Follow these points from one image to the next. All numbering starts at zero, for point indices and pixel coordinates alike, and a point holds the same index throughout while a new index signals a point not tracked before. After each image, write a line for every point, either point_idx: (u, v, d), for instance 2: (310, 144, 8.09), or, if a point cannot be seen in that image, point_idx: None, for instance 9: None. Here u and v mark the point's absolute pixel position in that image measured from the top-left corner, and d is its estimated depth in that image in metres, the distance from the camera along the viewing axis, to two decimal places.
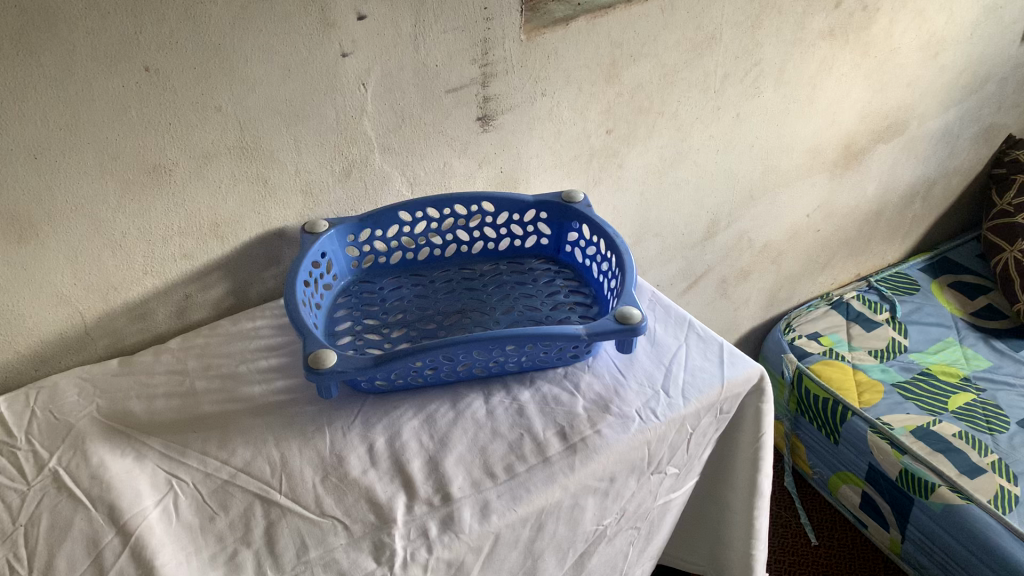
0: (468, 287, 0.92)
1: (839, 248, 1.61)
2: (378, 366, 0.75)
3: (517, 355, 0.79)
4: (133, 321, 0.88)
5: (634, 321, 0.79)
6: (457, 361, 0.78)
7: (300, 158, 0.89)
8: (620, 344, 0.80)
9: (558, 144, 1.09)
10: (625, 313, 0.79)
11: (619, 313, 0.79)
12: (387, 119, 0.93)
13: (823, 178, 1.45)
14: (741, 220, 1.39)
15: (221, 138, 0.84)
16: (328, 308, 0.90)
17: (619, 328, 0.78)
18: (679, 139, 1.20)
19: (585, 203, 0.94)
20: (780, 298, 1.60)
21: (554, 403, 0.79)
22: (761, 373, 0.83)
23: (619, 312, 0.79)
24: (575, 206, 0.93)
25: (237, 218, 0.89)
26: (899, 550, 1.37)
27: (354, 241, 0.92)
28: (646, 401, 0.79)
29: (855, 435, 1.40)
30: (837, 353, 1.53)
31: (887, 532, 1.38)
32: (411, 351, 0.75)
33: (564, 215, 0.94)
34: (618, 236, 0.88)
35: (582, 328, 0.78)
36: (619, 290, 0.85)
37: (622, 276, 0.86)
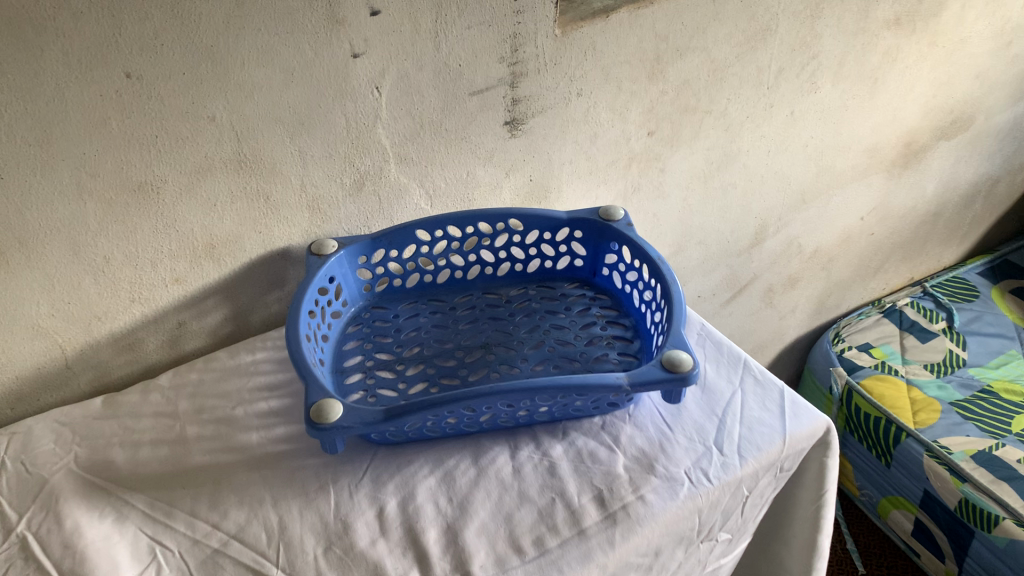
0: (492, 316, 0.82)
1: (893, 251, 1.49)
2: (390, 420, 0.65)
3: (549, 405, 0.69)
4: (119, 353, 0.79)
5: (685, 368, 0.68)
6: (479, 412, 0.68)
7: (306, 171, 0.79)
8: (667, 393, 0.70)
9: (594, 148, 0.98)
10: (673, 358, 0.69)
11: (666, 358, 0.69)
12: (404, 125, 0.82)
13: (880, 178, 1.33)
14: (791, 225, 1.28)
15: (215, 151, 0.74)
16: (336, 340, 0.80)
17: (667, 377, 0.68)
18: (728, 140, 1.09)
19: (626, 221, 0.83)
20: (829, 305, 1.48)
21: (591, 462, 0.69)
22: (826, 425, 0.73)
23: (666, 357, 0.69)
24: (614, 225, 0.82)
25: (235, 238, 0.79)
26: None
27: (366, 263, 0.83)
28: (696, 460, 0.69)
29: (909, 458, 1.29)
30: (889, 367, 1.41)
31: (942, 563, 1.28)
32: (428, 403, 0.66)
33: (601, 234, 0.84)
34: (663, 262, 0.78)
35: (623, 376, 0.68)
36: (664, 325, 0.75)
37: (668, 310, 0.75)
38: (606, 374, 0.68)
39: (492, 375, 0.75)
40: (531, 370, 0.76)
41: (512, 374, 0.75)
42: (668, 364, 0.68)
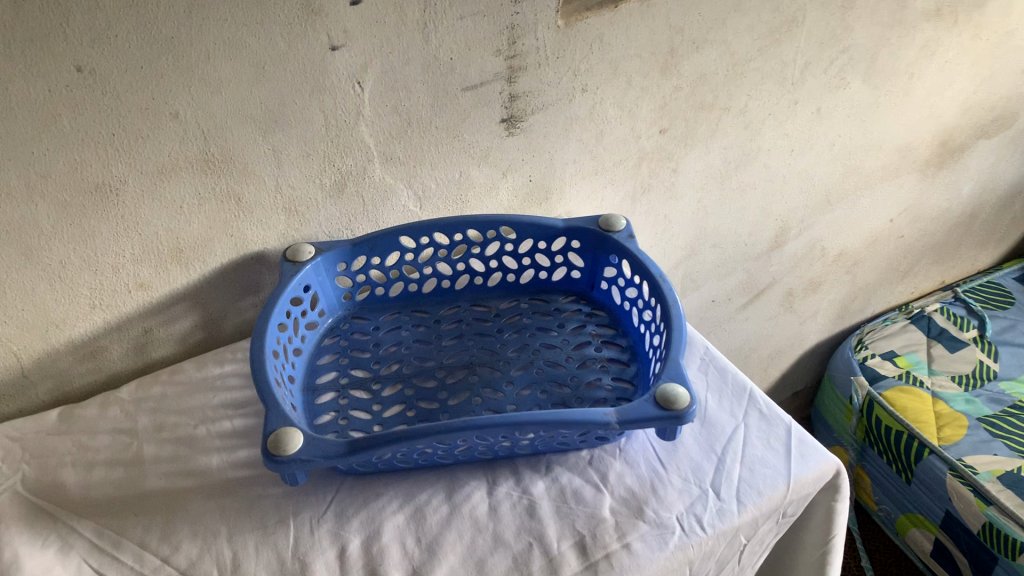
0: (479, 332, 0.76)
1: (924, 253, 1.41)
2: (355, 454, 0.60)
3: (530, 438, 0.63)
4: (80, 361, 0.75)
5: (682, 405, 0.62)
6: (453, 446, 0.62)
7: (281, 172, 0.74)
8: (660, 430, 0.63)
9: (601, 147, 0.91)
10: (668, 393, 0.63)
11: (660, 392, 0.63)
12: (389, 123, 0.76)
13: (912, 179, 1.25)
14: (814, 227, 1.20)
15: (180, 151, 0.68)
16: (310, 354, 0.75)
17: (661, 415, 0.62)
18: (748, 138, 1.01)
19: (627, 232, 0.77)
20: (852, 310, 1.40)
21: (574, 502, 0.63)
22: (836, 467, 0.66)
23: (660, 391, 0.63)
24: (614, 237, 0.76)
25: (203, 242, 0.74)
26: None
27: (345, 270, 0.77)
28: (689, 504, 0.63)
29: (931, 476, 1.22)
30: (915, 378, 1.34)
31: None
32: (396, 436, 0.60)
33: (600, 245, 0.77)
34: (664, 280, 0.72)
35: (612, 412, 0.61)
36: (661, 352, 0.69)
37: (668, 334, 0.69)
38: (592, 408, 0.62)
39: (473, 400, 0.70)
40: (515, 395, 0.70)
41: (496, 400, 0.70)
42: (662, 399, 0.62)
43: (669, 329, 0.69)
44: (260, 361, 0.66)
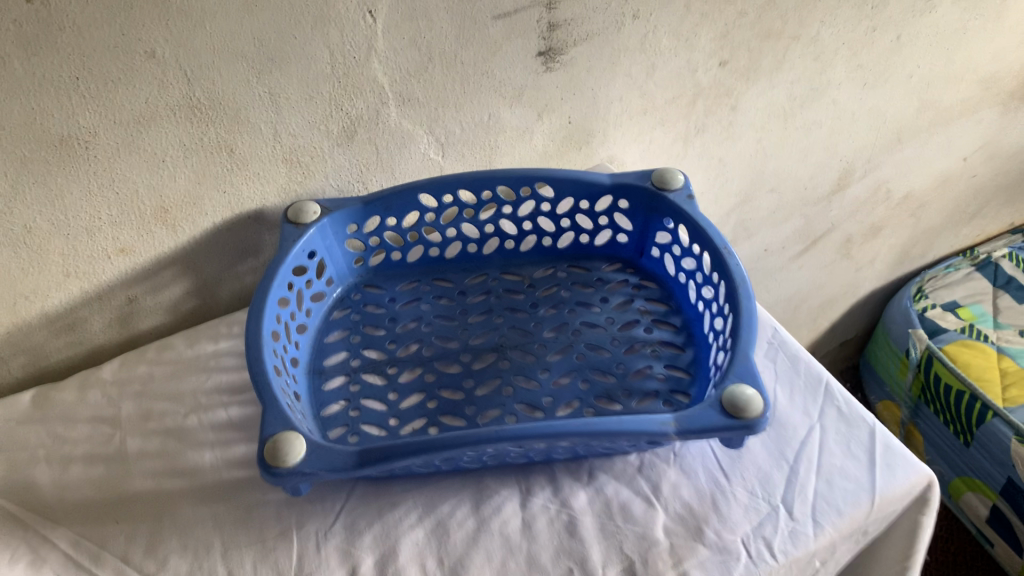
0: (511, 306, 0.66)
1: (995, 194, 1.28)
2: (365, 466, 0.51)
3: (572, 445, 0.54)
4: (57, 334, 0.66)
5: (753, 413, 0.52)
6: (480, 456, 0.53)
7: (280, 118, 0.63)
8: (725, 439, 0.54)
9: (651, 83, 0.79)
10: (736, 396, 0.53)
11: (727, 395, 0.53)
12: (406, 59, 0.64)
13: (993, 113, 1.11)
14: (881, 168, 1.08)
15: (159, 96, 0.57)
16: (316, 330, 0.65)
17: (728, 424, 0.52)
18: (817, 71, 0.88)
19: (686, 191, 0.66)
20: (913, 255, 1.29)
21: (622, 519, 0.54)
22: (928, 479, 0.57)
23: (727, 394, 0.53)
24: (670, 196, 0.65)
25: (191, 201, 0.64)
26: None
27: (357, 232, 0.67)
28: (757, 525, 0.54)
29: (993, 441, 1.11)
30: (978, 332, 1.22)
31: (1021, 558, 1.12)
32: (414, 447, 0.50)
33: (652, 206, 0.67)
34: (730, 251, 0.61)
35: (669, 421, 0.52)
36: (725, 339, 0.59)
37: (733, 318, 0.58)
38: (646, 415, 0.52)
39: (503, 391, 0.60)
40: (553, 384, 0.60)
41: (531, 391, 0.60)
42: (729, 405, 0.52)
43: (735, 312, 0.58)
44: (256, 345, 0.56)
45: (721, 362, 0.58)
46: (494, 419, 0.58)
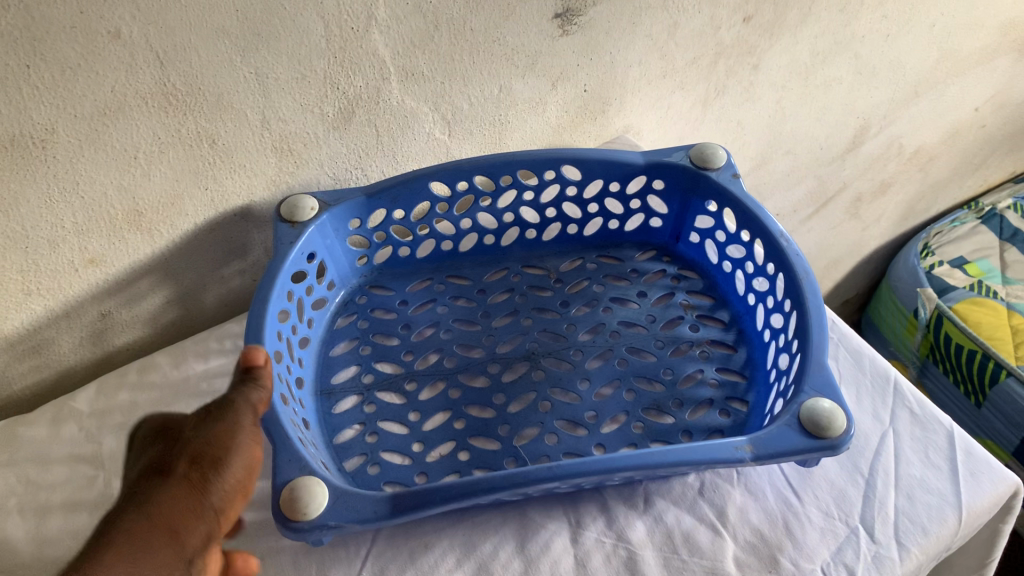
0: (539, 306, 0.60)
1: (1001, 143, 1.23)
2: (399, 515, 0.43)
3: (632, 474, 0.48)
4: (21, 359, 0.56)
5: (837, 429, 0.45)
6: (529, 492, 0.46)
7: (268, 103, 0.54)
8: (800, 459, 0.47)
9: (672, 44, 0.71)
10: (814, 411, 0.46)
11: (803, 410, 0.46)
12: (411, 28, 0.56)
13: (1009, 60, 1.05)
14: (895, 123, 1.02)
15: (127, 82, 0.48)
16: (320, 342, 0.57)
17: (811, 446, 0.45)
18: (842, 23, 0.81)
19: (730, 169, 0.60)
20: (917, 210, 1.24)
21: (687, 552, 0.48)
22: (1014, 487, 0.52)
23: (805, 408, 0.46)
24: (712, 176, 0.59)
25: (169, 201, 0.55)
26: None
27: (360, 228, 0.59)
28: (837, 550, 0.48)
29: (1007, 400, 1.05)
30: (988, 289, 1.17)
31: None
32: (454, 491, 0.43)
33: (691, 187, 0.61)
34: (787, 239, 0.54)
35: (744, 445, 0.45)
36: (788, 340, 0.52)
37: (796, 315, 0.52)
38: (716, 439, 0.45)
39: (540, 407, 0.53)
40: (595, 396, 0.54)
41: (572, 405, 0.53)
42: (810, 423, 0.45)
43: (798, 309, 0.52)
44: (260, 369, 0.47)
45: (785, 366, 0.52)
46: (531, 441, 0.51)
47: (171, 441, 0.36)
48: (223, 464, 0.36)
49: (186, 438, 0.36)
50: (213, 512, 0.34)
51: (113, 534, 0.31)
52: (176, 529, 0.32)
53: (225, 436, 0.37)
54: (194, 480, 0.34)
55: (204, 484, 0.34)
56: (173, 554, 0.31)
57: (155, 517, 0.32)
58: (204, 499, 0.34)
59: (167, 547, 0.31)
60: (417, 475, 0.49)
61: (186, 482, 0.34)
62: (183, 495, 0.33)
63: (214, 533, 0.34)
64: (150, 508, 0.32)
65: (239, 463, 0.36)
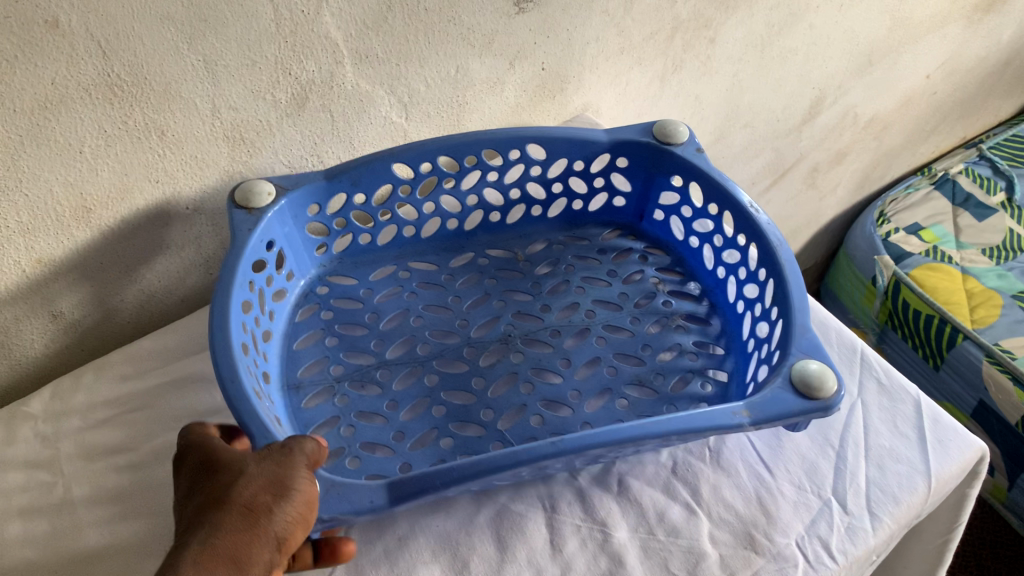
0: (510, 288, 0.60)
1: (952, 110, 1.24)
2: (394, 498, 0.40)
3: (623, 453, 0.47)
4: None
5: (829, 390, 0.45)
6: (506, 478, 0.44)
7: (218, 91, 0.52)
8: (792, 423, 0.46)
9: (629, 19, 0.70)
10: (805, 372, 0.45)
11: (795, 372, 0.45)
12: (363, 8, 0.54)
13: (958, 27, 1.06)
14: (850, 93, 1.02)
15: (69, 74, 0.46)
16: (283, 336, 0.56)
17: (805, 408, 0.44)
18: None
19: (693, 144, 0.60)
20: (873, 178, 1.26)
21: (664, 533, 0.48)
22: (980, 452, 0.52)
23: (797, 370, 0.45)
24: (677, 151, 0.59)
25: (118, 196, 0.53)
26: (1003, 499, 1.06)
27: (318, 214, 0.58)
28: (811, 523, 0.48)
29: (964, 363, 1.07)
30: (942, 254, 1.20)
31: (990, 475, 1.08)
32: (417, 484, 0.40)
33: (655, 164, 0.61)
34: (756, 209, 0.56)
35: (741, 410, 0.44)
36: (765, 308, 0.54)
37: (774, 283, 0.53)
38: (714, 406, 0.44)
39: (522, 388, 0.53)
40: (575, 377, 0.54)
41: (554, 386, 0.53)
42: (802, 384, 0.45)
43: (775, 276, 0.52)
44: (226, 360, 0.45)
45: (764, 335, 0.53)
46: (517, 424, 0.50)
47: (237, 469, 0.38)
48: (284, 498, 0.37)
49: (250, 471, 0.37)
50: (275, 541, 0.36)
51: (178, 565, 0.33)
52: (236, 559, 0.34)
53: (289, 474, 0.37)
54: (258, 510, 0.36)
55: (266, 515, 0.36)
56: None
57: (214, 550, 0.34)
58: (267, 529, 0.35)
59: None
60: (399, 466, 0.48)
61: (246, 513, 0.36)
62: (241, 529, 0.35)
63: (276, 559, 0.36)
64: (212, 541, 0.34)
65: (300, 498, 0.37)
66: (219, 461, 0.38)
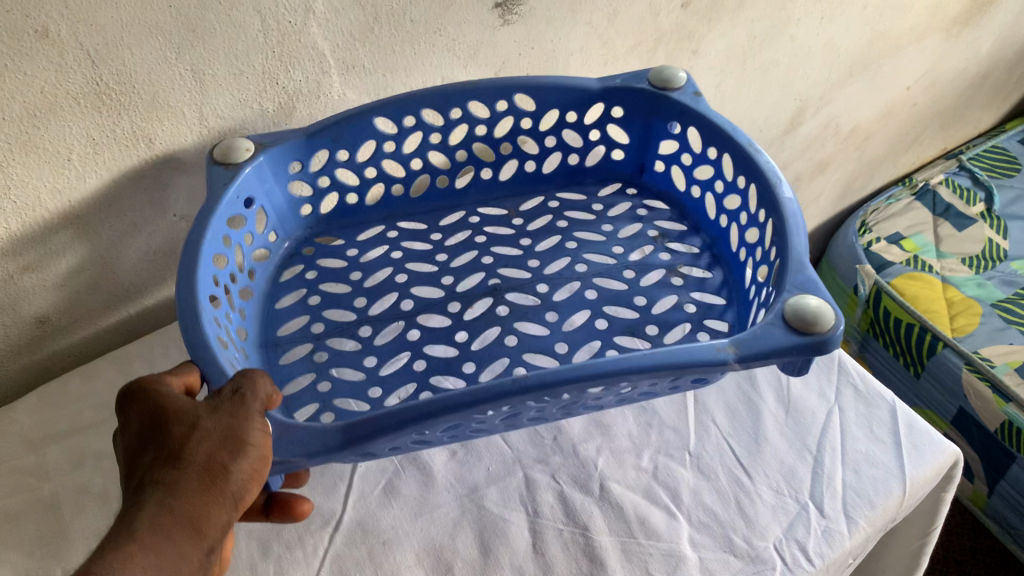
0: (499, 245, 0.62)
1: (932, 121, 1.26)
2: (353, 445, 0.39)
3: (620, 395, 0.47)
4: None
5: (824, 325, 0.42)
6: (469, 431, 0.47)
7: (206, 99, 0.53)
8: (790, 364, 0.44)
9: (613, 31, 0.71)
10: (800, 307, 0.43)
11: (789, 307, 0.43)
12: (350, 19, 0.55)
13: (937, 40, 1.08)
14: (832, 104, 1.04)
15: (58, 81, 0.46)
16: (263, 296, 0.58)
17: (797, 344, 0.42)
18: (778, 7, 0.82)
19: (691, 88, 0.61)
20: (854, 188, 1.28)
21: (644, 536, 0.49)
22: (954, 456, 0.53)
23: (789, 306, 0.43)
24: (675, 96, 0.60)
25: (107, 204, 0.54)
26: (983, 505, 1.08)
27: (301, 172, 0.59)
28: (788, 527, 0.49)
29: (944, 371, 1.08)
30: (923, 263, 1.21)
31: (971, 482, 1.09)
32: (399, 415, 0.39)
33: (653, 110, 0.61)
34: (755, 148, 0.55)
35: (726, 346, 0.42)
36: (765, 250, 0.54)
37: (772, 221, 0.52)
38: (695, 343, 0.42)
39: (506, 341, 0.55)
40: (564, 329, 0.55)
41: (539, 338, 0.55)
42: (796, 320, 0.43)
43: (774, 215, 0.52)
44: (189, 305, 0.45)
45: (763, 279, 0.54)
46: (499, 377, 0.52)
47: (185, 422, 0.36)
48: (240, 453, 0.36)
49: (200, 424, 0.36)
50: (233, 500, 0.35)
51: (134, 530, 0.32)
52: (195, 523, 0.33)
53: (242, 426, 0.37)
54: (214, 470, 0.35)
55: (224, 475, 0.35)
56: (192, 547, 0.33)
57: (173, 513, 0.33)
58: (226, 489, 0.35)
59: (187, 543, 0.33)
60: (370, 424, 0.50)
61: (203, 473, 0.34)
62: (200, 491, 0.34)
63: (233, 516, 0.35)
64: (170, 504, 0.33)
65: (255, 451, 0.36)
66: (167, 410, 0.37)
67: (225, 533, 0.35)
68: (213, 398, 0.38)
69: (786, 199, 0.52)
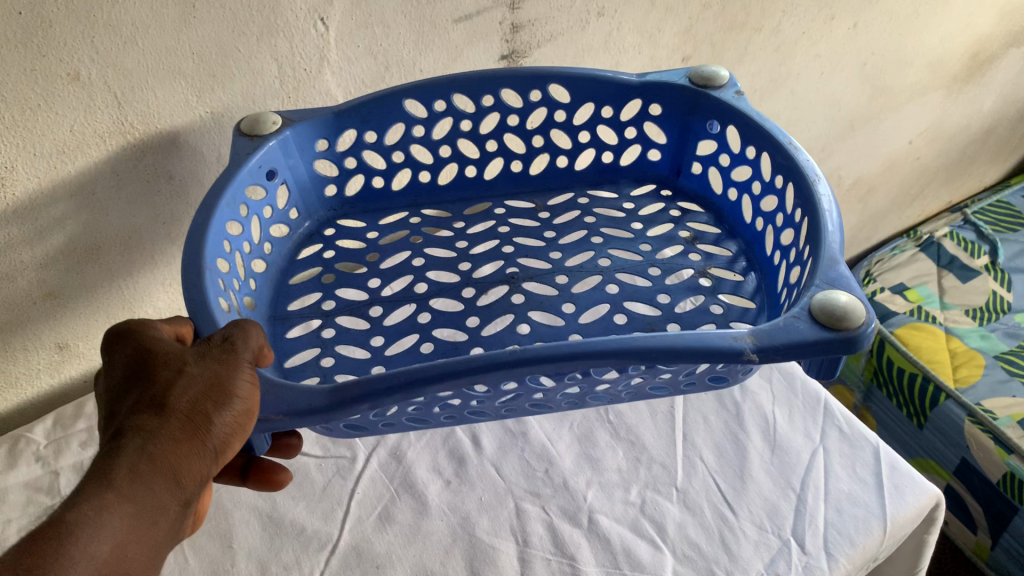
0: (524, 236, 0.63)
1: (935, 175, 1.29)
2: (336, 409, 0.39)
3: (633, 384, 0.48)
4: None
5: (853, 323, 0.41)
6: (467, 415, 0.49)
7: (223, 140, 0.56)
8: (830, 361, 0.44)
9: None
10: (829, 302, 0.41)
11: (818, 304, 0.42)
12: (362, 69, 0.58)
13: (938, 96, 1.11)
14: (834, 155, 1.06)
15: (86, 121, 0.49)
16: (279, 270, 0.60)
17: (824, 340, 0.40)
18: (777, 62, 0.85)
19: (732, 87, 0.60)
20: (859, 239, 1.30)
21: (630, 567, 0.50)
22: (935, 498, 0.55)
23: (819, 300, 0.42)
24: (716, 93, 0.60)
25: (128, 237, 0.56)
26: (986, 557, 1.08)
27: (328, 150, 0.60)
28: (769, 562, 0.50)
29: (947, 421, 1.09)
30: (927, 314, 1.23)
31: (974, 534, 1.09)
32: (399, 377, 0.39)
33: (692, 108, 0.62)
34: (795, 147, 0.54)
35: (744, 335, 0.41)
36: (799, 250, 0.52)
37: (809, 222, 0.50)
38: (712, 331, 0.41)
39: (518, 329, 0.56)
40: (579, 321, 0.56)
41: (554, 328, 0.55)
42: (824, 314, 0.41)
43: (811, 217, 0.50)
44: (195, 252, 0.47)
45: (795, 280, 0.52)
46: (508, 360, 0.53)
47: (171, 369, 0.38)
48: (225, 404, 0.37)
49: (185, 372, 0.37)
50: (214, 450, 0.37)
51: (113, 476, 0.34)
52: (175, 473, 0.36)
53: (227, 378, 0.38)
54: (197, 422, 0.36)
55: (206, 427, 0.36)
56: (169, 496, 0.36)
57: (154, 461, 0.35)
58: (206, 442, 0.36)
59: (165, 492, 0.35)
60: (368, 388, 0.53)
61: (184, 422, 0.36)
62: (182, 441, 0.36)
63: (213, 466, 0.37)
64: (150, 453, 0.35)
65: (240, 402, 0.38)
66: (155, 357, 0.38)
67: (204, 481, 0.37)
68: (201, 346, 0.39)
69: (822, 198, 0.50)
